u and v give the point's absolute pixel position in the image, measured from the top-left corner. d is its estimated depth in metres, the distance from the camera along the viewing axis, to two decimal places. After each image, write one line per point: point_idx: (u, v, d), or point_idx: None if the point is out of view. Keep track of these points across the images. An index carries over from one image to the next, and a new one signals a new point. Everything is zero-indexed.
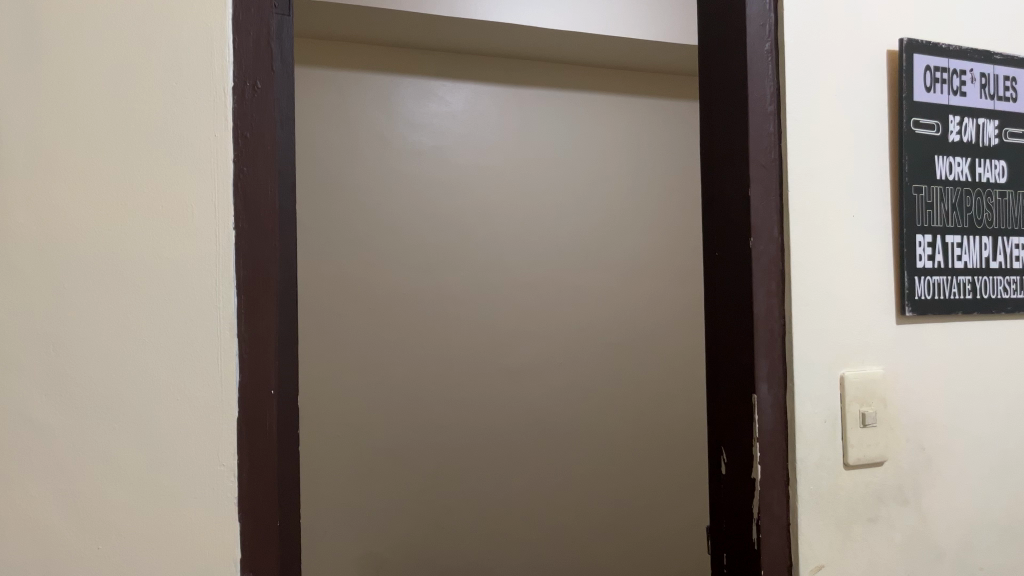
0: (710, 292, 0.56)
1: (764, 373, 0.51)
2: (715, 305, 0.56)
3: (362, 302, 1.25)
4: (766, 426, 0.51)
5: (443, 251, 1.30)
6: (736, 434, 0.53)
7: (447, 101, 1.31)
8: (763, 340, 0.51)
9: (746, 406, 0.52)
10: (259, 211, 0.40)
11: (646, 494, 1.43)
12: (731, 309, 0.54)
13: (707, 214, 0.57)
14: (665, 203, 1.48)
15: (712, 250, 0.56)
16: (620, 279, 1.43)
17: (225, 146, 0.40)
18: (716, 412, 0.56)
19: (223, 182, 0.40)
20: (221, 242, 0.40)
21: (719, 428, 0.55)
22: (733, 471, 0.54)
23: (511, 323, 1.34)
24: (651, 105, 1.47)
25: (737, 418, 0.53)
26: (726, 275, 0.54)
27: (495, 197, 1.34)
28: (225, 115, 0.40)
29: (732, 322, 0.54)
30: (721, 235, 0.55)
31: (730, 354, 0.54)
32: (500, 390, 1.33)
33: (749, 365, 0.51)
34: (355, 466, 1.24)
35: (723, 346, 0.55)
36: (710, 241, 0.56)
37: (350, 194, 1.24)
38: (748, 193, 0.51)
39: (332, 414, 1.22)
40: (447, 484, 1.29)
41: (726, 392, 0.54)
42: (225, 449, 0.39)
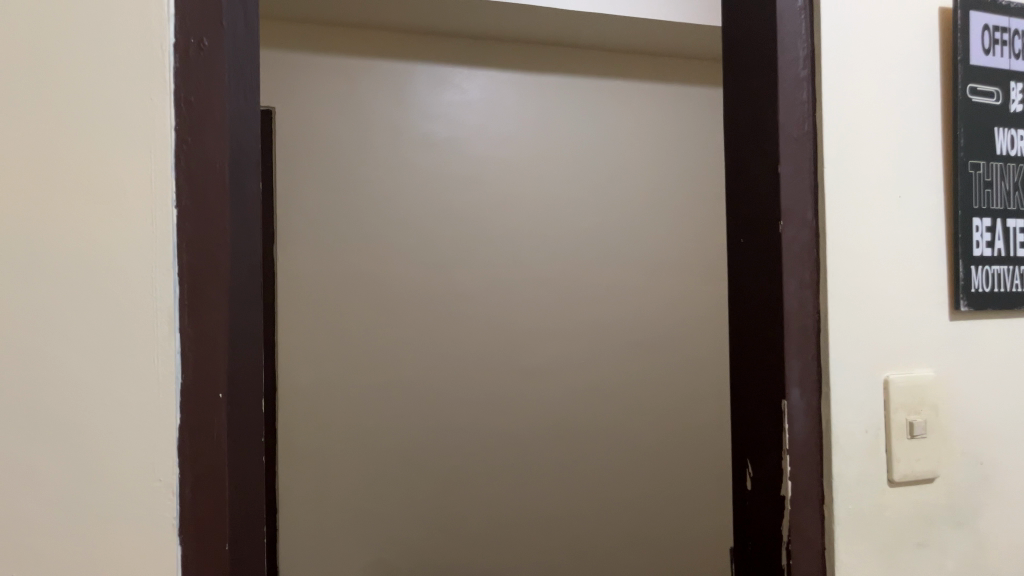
0: (733, 285, 0.50)
1: (795, 378, 0.45)
2: (738, 299, 0.50)
3: (374, 298, 1.20)
4: (797, 436, 0.45)
5: (458, 245, 1.25)
6: (763, 445, 0.47)
7: (464, 89, 1.25)
8: (794, 338, 0.45)
9: (774, 414, 0.45)
10: (205, 187, 0.35)
11: (672, 501, 1.37)
12: (756, 304, 0.48)
13: (730, 197, 0.51)
14: (693, 194, 1.41)
15: (736, 237, 0.50)
16: (644, 274, 1.36)
17: (165, 114, 0.34)
18: (740, 420, 0.50)
19: (162, 154, 0.34)
20: (159, 223, 0.34)
21: (742, 439, 0.49)
22: (758, 487, 0.47)
23: (530, 320, 1.28)
24: (678, 92, 1.40)
25: (764, 427, 0.47)
26: (751, 265, 0.48)
27: (514, 189, 1.28)
28: (166, 77, 0.34)
29: (757, 318, 0.47)
30: (745, 221, 0.49)
31: (755, 354, 0.48)
32: (518, 391, 1.27)
33: (777, 368, 0.45)
34: (366, 470, 1.19)
35: (747, 345, 0.49)
36: (734, 227, 0.50)
37: (361, 185, 1.19)
38: (777, 171, 0.45)
39: (342, 415, 1.18)
40: (462, 489, 1.24)
41: (749, 397, 0.48)
42: (162, 462, 0.34)
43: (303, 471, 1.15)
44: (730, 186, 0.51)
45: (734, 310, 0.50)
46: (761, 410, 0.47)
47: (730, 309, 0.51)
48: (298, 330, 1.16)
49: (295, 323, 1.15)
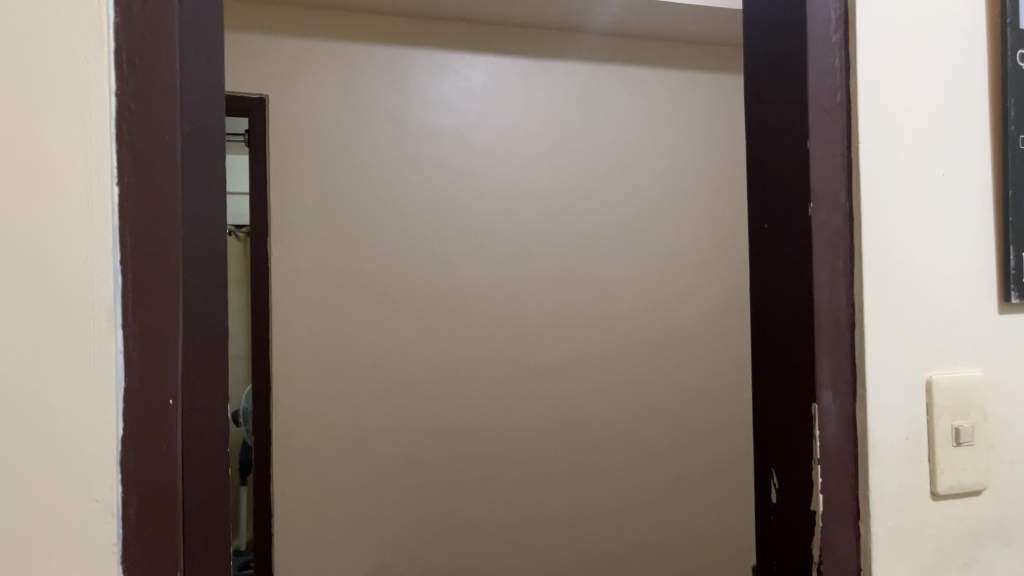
0: (756, 274, 0.45)
1: (826, 379, 0.40)
2: (761, 290, 0.45)
3: (373, 293, 1.15)
4: (830, 444, 0.40)
5: (461, 238, 1.20)
6: (789, 455, 0.42)
7: (466, 76, 1.20)
8: (826, 334, 0.40)
9: (803, 419, 0.41)
10: (153, 168, 0.32)
11: (684, 505, 1.32)
12: (779, 296, 0.43)
13: (753, 177, 0.46)
14: (706, 186, 1.35)
15: (760, 223, 0.45)
16: (655, 269, 1.31)
17: (106, 87, 0.32)
18: (763, 425, 0.45)
19: (103, 130, 0.32)
20: (97, 217, 0.32)
21: (765, 445, 0.44)
22: (781, 500, 0.43)
23: (536, 316, 1.24)
24: (691, 80, 1.34)
25: (790, 434, 0.42)
26: (775, 253, 0.43)
27: (519, 180, 1.23)
28: (107, 47, 0.32)
29: (781, 311, 0.43)
30: (770, 204, 0.44)
31: (778, 352, 0.43)
32: (523, 390, 1.23)
33: (806, 368, 0.40)
34: (366, 473, 1.14)
35: (771, 341, 0.44)
36: (758, 211, 0.45)
37: (359, 177, 1.15)
38: (807, 147, 0.40)
39: (341, 415, 1.13)
40: (466, 492, 1.19)
41: (773, 399, 0.43)
42: (102, 470, 0.31)
43: (300, 473, 1.11)
44: (753, 165, 0.46)
45: (757, 301, 0.46)
46: (787, 414, 0.42)
47: (751, 303, 0.46)
48: (295, 327, 1.11)
49: (291, 320, 1.11)
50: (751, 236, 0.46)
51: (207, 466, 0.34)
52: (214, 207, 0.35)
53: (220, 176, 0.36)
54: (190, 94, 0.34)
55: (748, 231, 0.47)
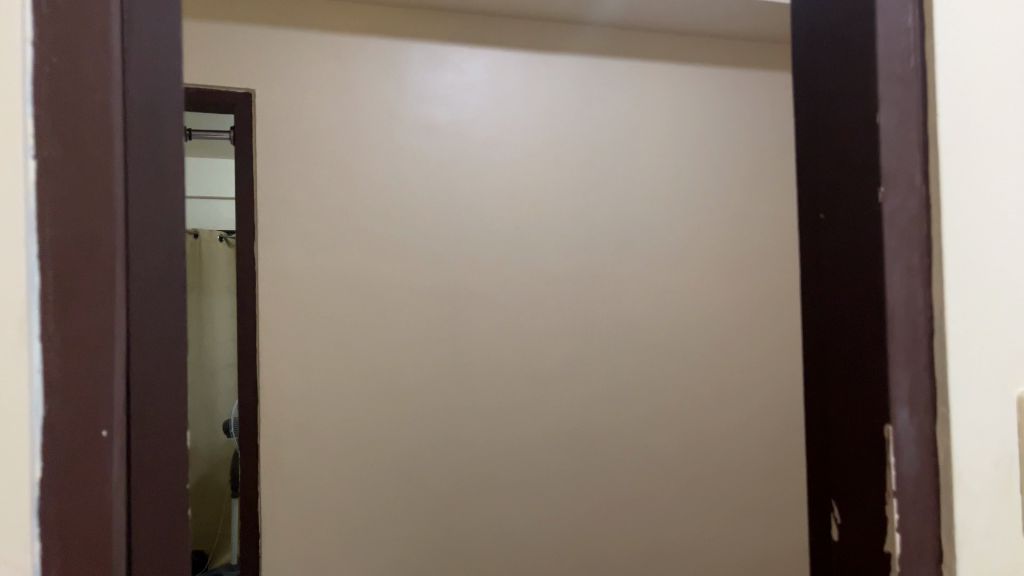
0: (809, 272, 0.39)
1: (903, 396, 0.34)
2: (815, 290, 0.39)
3: (368, 299, 1.09)
4: (906, 473, 0.34)
5: (459, 241, 1.14)
6: (853, 485, 0.36)
7: (464, 69, 1.14)
8: (902, 343, 0.34)
9: (872, 443, 0.35)
10: (82, 150, 0.28)
11: (695, 520, 1.25)
12: (839, 298, 0.37)
13: (805, 160, 0.40)
14: (716, 185, 1.29)
15: (813, 212, 0.39)
16: (665, 272, 1.25)
17: (21, 59, 0.27)
18: (818, 446, 0.39)
19: (18, 109, 0.27)
20: (9, 220, 0.27)
21: (822, 470, 0.38)
22: (842, 535, 0.37)
23: (538, 322, 1.17)
24: (701, 74, 1.28)
25: (855, 460, 0.36)
26: (834, 248, 0.37)
27: (520, 180, 1.17)
28: (24, 11, 0.28)
29: (843, 315, 0.37)
30: (827, 191, 0.38)
31: (838, 362, 0.37)
32: (526, 400, 1.16)
33: (875, 381, 0.34)
34: (360, 490, 1.08)
35: (829, 349, 0.38)
36: (811, 199, 0.39)
37: (353, 176, 1.08)
38: (876, 122, 0.34)
39: (333, 429, 1.07)
40: (465, 510, 1.12)
41: (834, 416, 0.37)
42: (18, 512, 0.27)
43: (291, 492, 1.04)
44: (804, 145, 0.40)
45: (810, 303, 0.39)
46: (849, 436, 0.36)
47: (805, 305, 0.40)
48: (284, 336, 1.04)
49: (280, 328, 1.04)
50: (801, 228, 0.40)
51: (160, 500, 0.30)
52: (171, 196, 0.30)
53: (177, 159, 0.30)
54: (137, 71, 0.29)
55: (798, 223, 0.41)
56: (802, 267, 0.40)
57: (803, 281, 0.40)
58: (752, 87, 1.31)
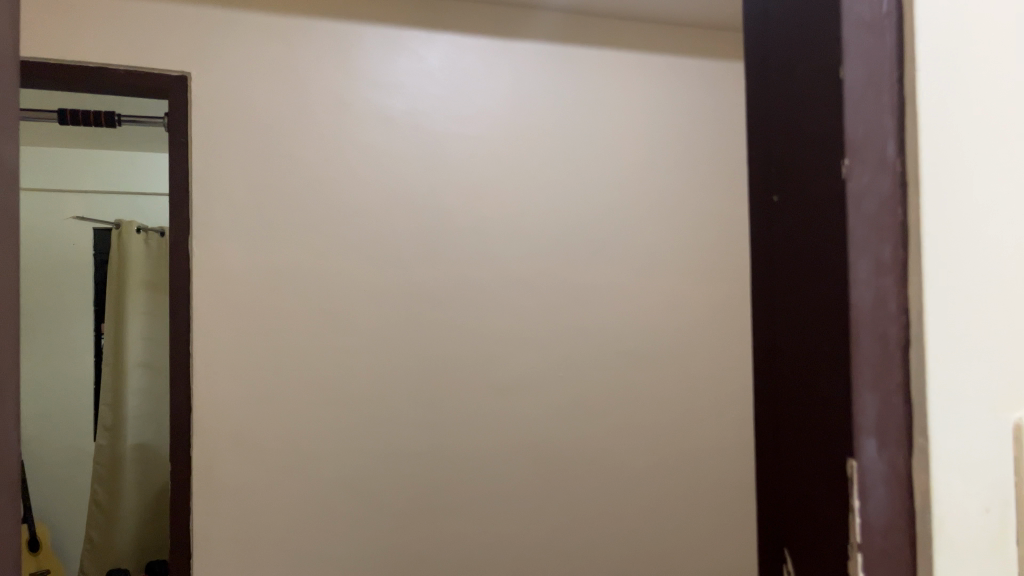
0: (766, 264, 0.34)
1: (870, 421, 0.27)
2: (770, 287, 0.33)
3: (312, 300, 1.01)
4: (875, 519, 0.27)
5: (413, 239, 1.06)
6: (811, 524, 0.30)
7: (420, 56, 1.07)
8: (871, 354, 0.27)
9: (833, 478, 0.28)
10: None
11: (667, 537, 1.19)
12: (797, 297, 0.31)
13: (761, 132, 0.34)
14: (692, 183, 1.22)
15: (767, 195, 0.33)
16: (635, 274, 1.18)
17: None
18: (774, 470, 0.33)
19: None
20: None
21: (778, 497, 0.33)
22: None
23: (499, 327, 1.10)
24: (674, 65, 1.21)
25: (814, 494, 0.29)
26: (789, 237, 0.31)
27: (481, 174, 1.10)
28: None
29: (799, 317, 0.30)
30: (783, 167, 0.32)
31: (796, 372, 0.31)
32: (484, 410, 1.09)
33: (833, 400, 0.28)
34: (305, 505, 1.00)
35: (785, 357, 0.32)
36: (765, 181, 0.33)
37: (297, 168, 1.01)
38: (840, 78, 0.27)
39: (275, 440, 0.99)
40: (419, 526, 1.05)
41: (790, 436, 0.31)
42: None
43: (228, 507, 0.97)
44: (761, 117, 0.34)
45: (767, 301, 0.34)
46: (806, 462, 0.30)
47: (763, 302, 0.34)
48: (221, 340, 0.97)
49: (217, 331, 0.97)
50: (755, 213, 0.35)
51: None
52: None
53: None
54: None
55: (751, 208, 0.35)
56: (757, 259, 0.35)
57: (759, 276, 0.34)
58: (729, 81, 1.25)
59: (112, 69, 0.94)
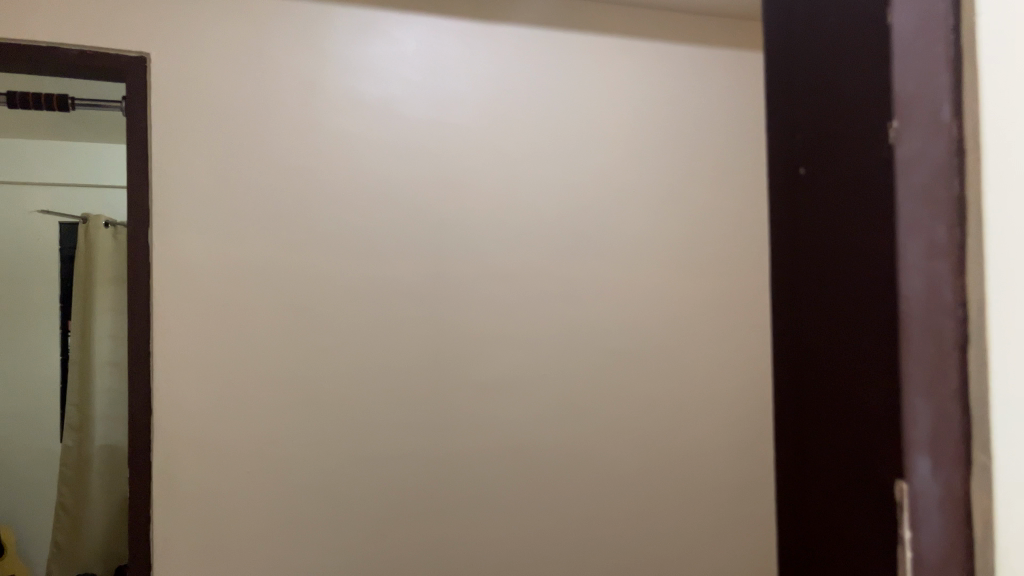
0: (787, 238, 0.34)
1: (921, 399, 0.28)
2: (791, 262, 0.34)
3: (283, 296, 0.96)
4: (931, 473, 0.28)
5: (390, 231, 1.01)
6: (855, 487, 0.30)
7: (396, 38, 1.02)
8: (924, 313, 0.28)
9: (887, 440, 0.28)
10: None
11: (656, 541, 1.14)
12: (828, 274, 0.31)
13: (779, 104, 0.34)
14: (680, 175, 1.18)
15: (789, 168, 0.33)
16: (621, 268, 1.13)
17: None
18: (798, 441, 0.34)
19: None
20: None
21: (803, 471, 0.33)
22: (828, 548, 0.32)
23: (480, 324, 1.05)
24: (662, 51, 1.17)
25: (860, 457, 0.30)
26: (817, 214, 0.31)
27: (462, 163, 1.05)
28: None
29: (833, 290, 0.31)
30: (812, 137, 0.32)
31: (829, 348, 0.31)
32: (466, 411, 1.04)
33: (880, 378, 0.28)
34: (276, 512, 0.95)
35: (814, 334, 0.32)
36: (786, 155, 0.33)
37: (266, 156, 0.95)
38: (890, 41, 0.27)
39: (243, 444, 0.94)
40: (397, 534, 1.00)
41: (821, 412, 0.32)
42: None
43: (193, 516, 0.91)
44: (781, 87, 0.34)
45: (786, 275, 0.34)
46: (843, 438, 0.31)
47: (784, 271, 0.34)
48: (183, 338, 0.92)
49: (180, 329, 0.91)
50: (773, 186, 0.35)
51: None
52: None
53: None
54: None
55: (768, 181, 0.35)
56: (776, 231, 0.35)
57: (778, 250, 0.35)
58: (719, 68, 1.21)
59: (65, 48, 0.88)
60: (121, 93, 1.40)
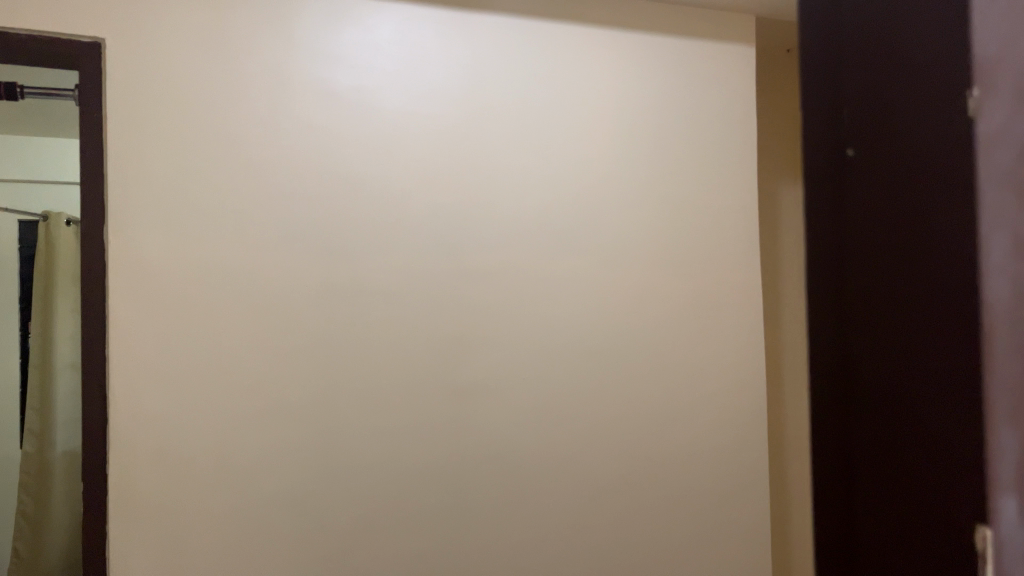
0: (837, 224, 0.35)
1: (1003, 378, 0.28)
2: (839, 240, 0.35)
3: (250, 297, 0.91)
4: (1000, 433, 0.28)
5: (363, 228, 0.96)
6: (912, 445, 0.31)
7: (369, 26, 0.97)
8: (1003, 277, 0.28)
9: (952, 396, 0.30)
10: None
11: (639, 549, 1.11)
12: (893, 255, 0.33)
13: (829, 102, 0.36)
14: (663, 169, 1.14)
15: (839, 150, 0.35)
16: (604, 267, 1.09)
17: None
18: (844, 404, 0.35)
19: None
20: None
21: (847, 452, 0.35)
22: (877, 526, 0.33)
23: (457, 325, 1.01)
24: (645, 43, 1.13)
25: (920, 415, 0.31)
26: (874, 192, 0.33)
27: (438, 157, 1.00)
28: None
29: (893, 257, 0.32)
30: (870, 118, 0.34)
31: (891, 335, 0.33)
32: (444, 416, 1.00)
33: (949, 368, 0.30)
34: (243, 526, 0.90)
35: (864, 301, 0.34)
36: (835, 137, 0.36)
37: (230, 149, 0.90)
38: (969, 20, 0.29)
39: (204, 454, 0.88)
40: (369, 547, 0.95)
41: (871, 380, 0.34)
42: None
43: (151, 531, 0.86)
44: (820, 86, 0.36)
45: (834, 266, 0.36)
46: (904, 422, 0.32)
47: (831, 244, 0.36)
48: (140, 342, 0.86)
49: (137, 331, 0.86)
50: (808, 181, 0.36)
51: None
52: None
53: None
54: None
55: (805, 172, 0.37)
56: (818, 219, 0.36)
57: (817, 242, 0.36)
58: (703, 60, 1.17)
59: (13, 32, 0.83)
60: (74, 81, 1.34)
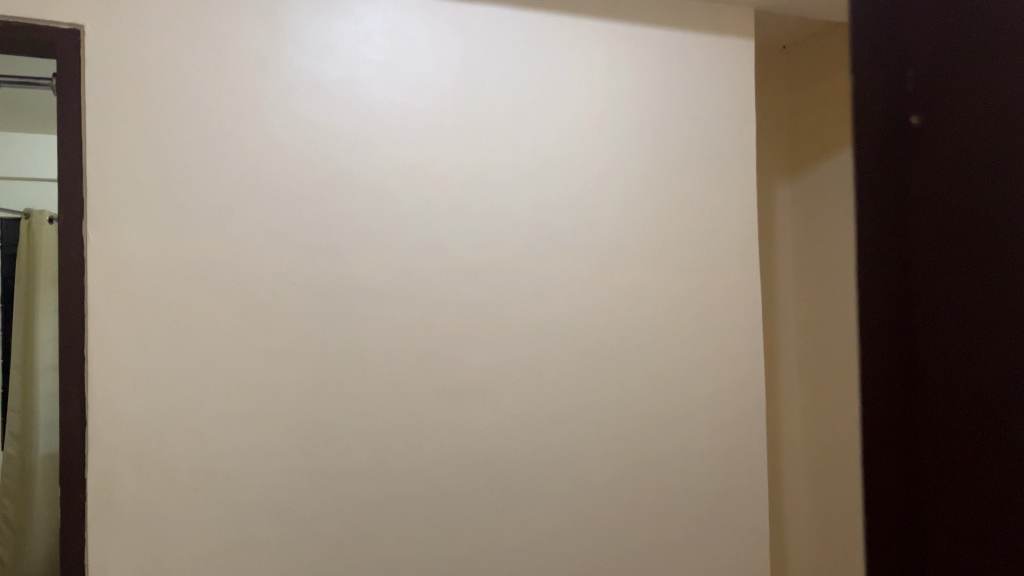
0: (898, 200, 0.30)
1: None
2: (901, 218, 0.30)
3: (235, 295, 0.87)
4: None
5: (351, 224, 0.93)
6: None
7: (358, 16, 0.94)
8: None
9: None
10: None
11: (633, 554, 1.08)
12: (977, 232, 0.28)
13: (886, 59, 0.30)
14: (659, 165, 1.12)
15: (905, 114, 0.30)
16: (599, 264, 1.07)
17: None
18: (924, 413, 0.29)
19: None
20: None
21: (950, 469, 0.29)
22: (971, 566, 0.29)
23: (448, 324, 0.98)
24: (641, 35, 1.11)
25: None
26: (953, 159, 0.28)
27: (429, 152, 0.97)
28: None
29: (989, 233, 0.28)
30: (946, 72, 0.29)
31: (989, 329, 0.28)
32: (434, 418, 0.97)
33: None
34: (228, 532, 0.87)
35: (942, 287, 0.29)
36: (896, 99, 0.30)
37: (214, 141, 0.87)
38: None
39: (186, 457, 0.85)
40: (357, 553, 0.92)
41: (960, 380, 0.28)
42: None
43: (130, 538, 0.83)
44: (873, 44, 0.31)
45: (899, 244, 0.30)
46: (1000, 427, 0.27)
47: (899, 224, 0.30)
48: (119, 342, 0.83)
49: (116, 330, 0.83)
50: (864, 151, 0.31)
51: None
52: None
53: None
54: None
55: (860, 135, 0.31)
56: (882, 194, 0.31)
57: (881, 214, 0.31)
58: (700, 54, 1.15)
59: None
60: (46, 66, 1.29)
